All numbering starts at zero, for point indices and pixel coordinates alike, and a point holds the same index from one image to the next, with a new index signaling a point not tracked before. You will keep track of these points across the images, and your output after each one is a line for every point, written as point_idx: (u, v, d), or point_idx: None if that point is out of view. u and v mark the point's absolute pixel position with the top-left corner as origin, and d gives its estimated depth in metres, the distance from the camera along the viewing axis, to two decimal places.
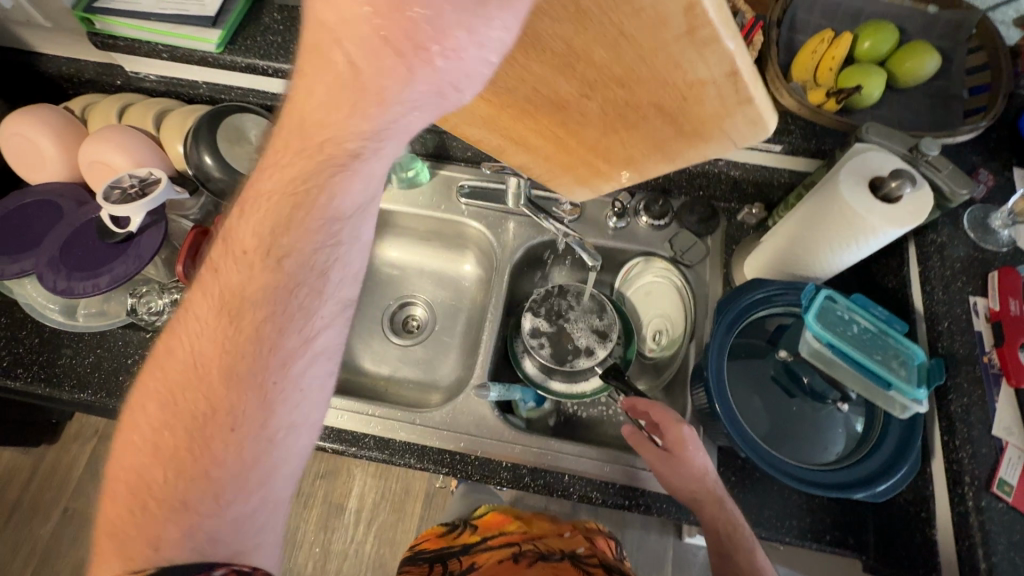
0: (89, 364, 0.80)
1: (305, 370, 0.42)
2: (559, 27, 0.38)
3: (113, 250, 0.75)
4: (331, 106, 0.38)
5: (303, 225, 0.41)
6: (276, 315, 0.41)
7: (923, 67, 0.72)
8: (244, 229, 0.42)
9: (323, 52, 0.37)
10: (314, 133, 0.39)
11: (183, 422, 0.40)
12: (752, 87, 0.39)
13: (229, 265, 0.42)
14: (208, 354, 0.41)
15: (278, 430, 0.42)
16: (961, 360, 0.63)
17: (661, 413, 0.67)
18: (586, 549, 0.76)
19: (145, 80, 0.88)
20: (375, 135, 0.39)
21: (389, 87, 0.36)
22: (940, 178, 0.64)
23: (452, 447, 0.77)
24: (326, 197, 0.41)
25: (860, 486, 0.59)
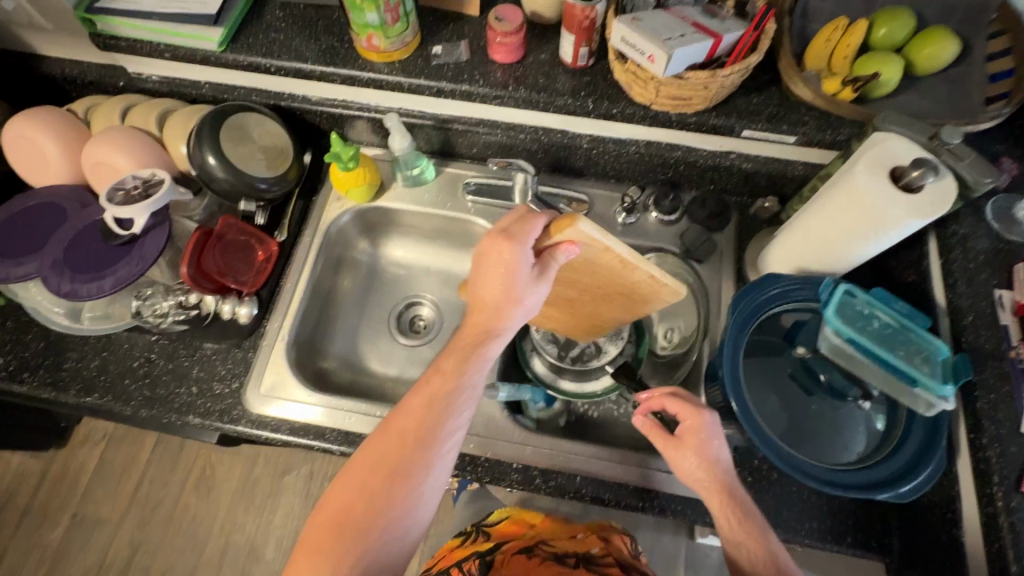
0: (96, 367, 0.80)
1: (443, 458, 0.52)
2: (569, 252, 0.55)
3: (115, 251, 0.74)
4: (497, 292, 0.53)
5: (477, 357, 0.54)
6: (434, 444, 0.52)
7: (942, 53, 0.70)
8: (451, 349, 0.55)
9: (498, 254, 0.53)
10: (481, 314, 0.54)
11: (373, 485, 0.50)
12: (671, 282, 0.60)
13: (412, 404, 0.53)
14: (404, 444, 0.51)
15: (421, 502, 0.51)
16: (987, 355, 0.60)
17: (675, 399, 0.62)
18: (599, 549, 0.77)
19: (147, 81, 0.87)
20: (511, 305, 0.54)
21: (515, 298, 0.53)
22: (962, 168, 0.62)
23: (459, 448, 0.75)
24: (479, 296, 0.54)
25: (882, 487, 0.58)
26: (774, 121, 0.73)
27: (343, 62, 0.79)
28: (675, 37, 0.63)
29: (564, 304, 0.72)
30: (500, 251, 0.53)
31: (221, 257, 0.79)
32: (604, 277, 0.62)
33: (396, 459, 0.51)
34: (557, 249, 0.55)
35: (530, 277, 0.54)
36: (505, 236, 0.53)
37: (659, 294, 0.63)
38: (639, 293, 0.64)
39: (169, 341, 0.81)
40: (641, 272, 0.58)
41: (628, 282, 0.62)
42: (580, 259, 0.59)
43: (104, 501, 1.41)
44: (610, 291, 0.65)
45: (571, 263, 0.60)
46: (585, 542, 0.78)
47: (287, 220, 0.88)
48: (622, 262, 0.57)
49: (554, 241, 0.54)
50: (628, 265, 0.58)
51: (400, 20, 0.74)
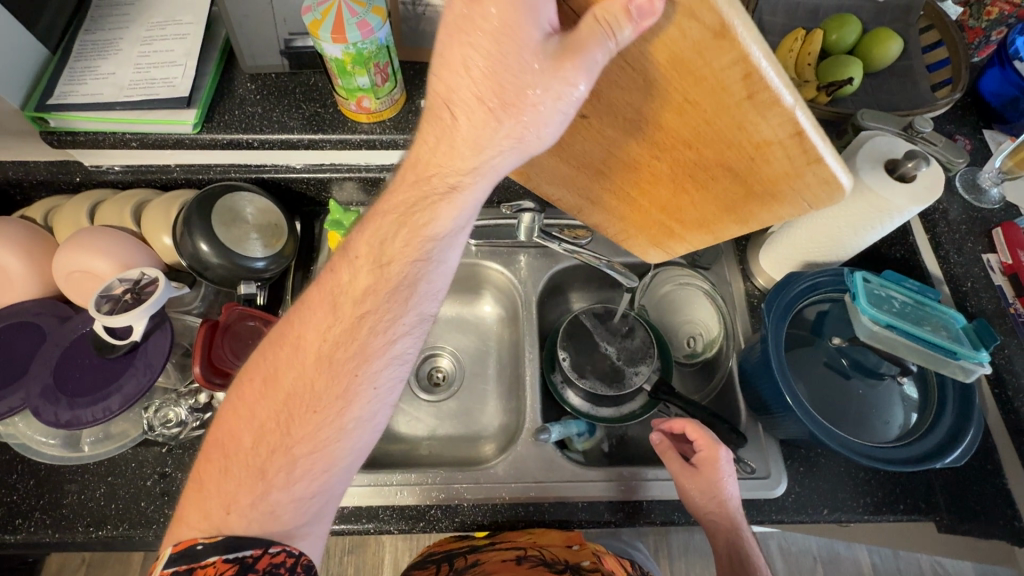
0: (102, 495, 0.71)
1: (385, 366, 0.52)
2: (643, 15, 0.35)
3: (115, 365, 0.68)
4: (498, 75, 0.38)
5: (432, 213, 0.47)
6: (377, 315, 0.50)
7: (889, 51, 0.77)
8: (392, 200, 0.49)
9: (466, 9, 0.37)
10: (441, 112, 0.42)
11: (284, 399, 0.50)
12: (820, 143, 0.39)
13: (343, 269, 0.51)
14: (330, 326, 0.50)
15: (360, 418, 0.51)
16: (993, 315, 0.68)
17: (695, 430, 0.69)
18: (589, 562, 0.68)
19: (109, 173, 0.81)
20: (503, 100, 0.39)
21: (508, 79, 0.38)
22: (936, 152, 0.68)
23: (522, 498, 0.73)
24: (457, 91, 0.40)
25: (934, 456, 0.62)
26: None
27: (331, 127, 0.77)
28: None
29: (639, 176, 0.54)
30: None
31: (232, 349, 0.74)
32: (702, 124, 0.43)
33: (310, 373, 0.50)
34: (619, 27, 0.35)
35: (545, 48, 0.37)
36: None
37: (792, 180, 0.44)
38: (758, 176, 0.45)
39: (184, 450, 0.74)
40: (771, 117, 0.39)
41: (749, 144, 0.42)
42: (661, 52, 0.38)
43: None
44: (708, 163, 0.47)
45: (652, 69, 0.40)
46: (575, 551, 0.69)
47: (288, 298, 0.83)
48: (746, 79, 0.36)
49: (615, 4, 0.35)
50: (753, 101, 0.38)
51: (389, 80, 0.73)
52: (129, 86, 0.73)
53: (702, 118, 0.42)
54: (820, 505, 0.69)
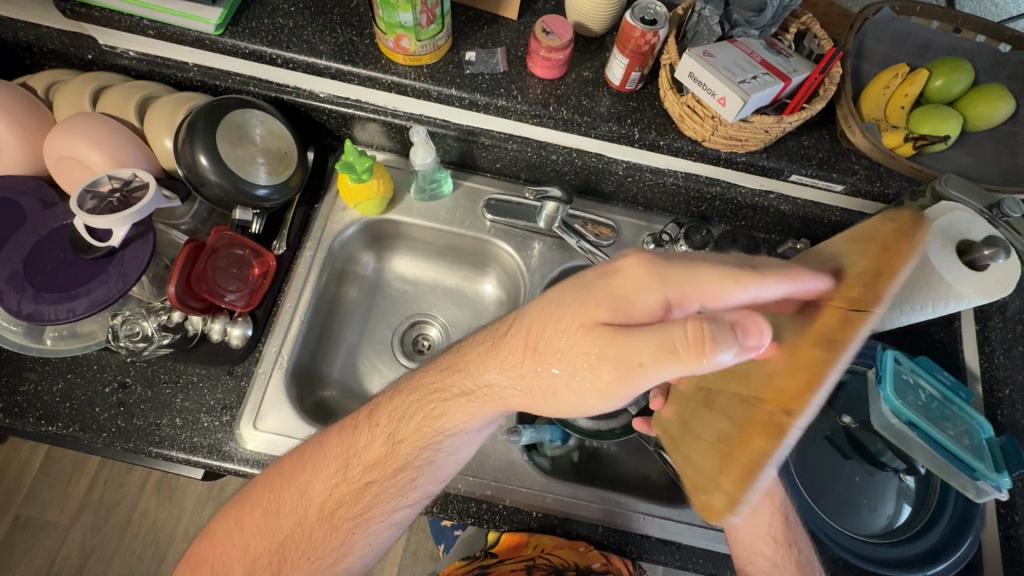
0: (58, 392, 0.70)
1: (379, 529, 0.58)
2: (742, 349, 0.38)
3: (89, 266, 0.64)
4: (588, 341, 0.45)
5: (446, 419, 0.55)
6: (384, 497, 0.57)
7: (996, 111, 0.68)
8: (419, 390, 0.58)
9: (597, 296, 0.47)
10: (534, 347, 0.50)
11: (281, 538, 0.58)
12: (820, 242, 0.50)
13: (367, 440, 0.58)
14: (342, 490, 0.57)
15: (352, 565, 0.58)
16: (1022, 432, 0.62)
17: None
18: (599, 564, 0.71)
19: (122, 57, 0.74)
20: (571, 363, 0.47)
21: (586, 352, 0.45)
22: (1021, 242, 0.59)
23: (477, 494, 0.71)
24: (551, 337, 0.48)
25: (914, 565, 0.59)
26: (824, 168, 0.70)
27: (363, 61, 0.70)
28: (749, 79, 0.58)
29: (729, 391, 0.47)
30: (640, 286, 0.46)
31: (212, 274, 0.70)
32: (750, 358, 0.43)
33: (313, 523, 0.58)
34: (693, 364, 0.39)
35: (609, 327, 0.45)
36: (639, 262, 0.47)
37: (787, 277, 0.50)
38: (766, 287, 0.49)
39: (148, 365, 0.72)
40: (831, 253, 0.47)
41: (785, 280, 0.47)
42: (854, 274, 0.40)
43: (55, 501, 1.33)
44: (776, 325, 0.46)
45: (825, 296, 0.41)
46: (583, 552, 0.72)
47: (285, 231, 0.78)
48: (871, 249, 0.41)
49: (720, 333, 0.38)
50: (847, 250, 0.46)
51: (435, 22, 0.65)
52: None
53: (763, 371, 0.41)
54: None
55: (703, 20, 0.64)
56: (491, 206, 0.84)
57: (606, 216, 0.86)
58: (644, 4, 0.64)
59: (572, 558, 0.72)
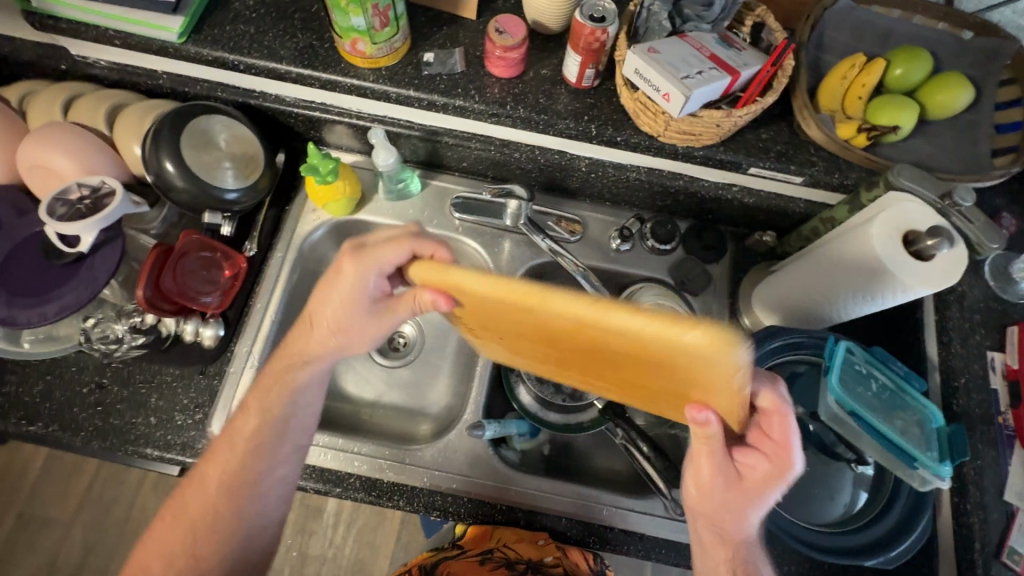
0: (38, 393, 0.72)
1: (270, 487, 0.60)
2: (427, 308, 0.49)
3: (60, 272, 0.67)
4: (341, 314, 0.58)
5: (296, 384, 0.61)
6: (262, 458, 0.60)
7: (955, 100, 0.67)
8: (268, 370, 0.62)
9: (332, 283, 0.57)
10: (309, 325, 0.60)
11: (190, 526, 0.58)
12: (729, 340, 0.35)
13: (243, 418, 0.61)
14: (231, 463, 0.59)
15: (256, 530, 0.60)
16: (977, 420, 0.63)
17: (782, 425, 0.49)
18: (552, 556, 0.72)
19: (93, 66, 0.76)
20: (315, 326, 0.59)
21: (315, 326, 0.59)
22: (971, 230, 0.61)
23: (443, 487, 0.73)
24: (316, 310, 0.59)
25: (869, 551, 0.58)
26: (782, 160, 0.70)
27: (323, 65, 0.71)
28: (693, 74, 0.58)
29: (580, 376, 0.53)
30: (341, 277, 0.56)
31: (181, 277, 0.72)
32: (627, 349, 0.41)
33: (214, 500, 0.59)
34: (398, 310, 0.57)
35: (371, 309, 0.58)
36: (347, 251, 0.57)
37: (699, 371, 0.39)
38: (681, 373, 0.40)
39: (124, 366, 0.74)
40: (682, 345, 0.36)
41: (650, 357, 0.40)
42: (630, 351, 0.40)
43: (56, 498, 1.38)
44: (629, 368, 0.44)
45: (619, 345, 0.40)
46: (538, 548, 0.72)
47: (256, 233, 0.80)
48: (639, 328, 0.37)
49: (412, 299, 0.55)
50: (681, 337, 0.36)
51: (390, 25, 0.66)
52: None
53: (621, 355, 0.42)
54: None
55: (653, 16, 0.65)
56: (458, 205, 0.85)
57: (572, 211, 0.87)
58: (593, 1, 0.64)
59: (528, 551, 0.72)
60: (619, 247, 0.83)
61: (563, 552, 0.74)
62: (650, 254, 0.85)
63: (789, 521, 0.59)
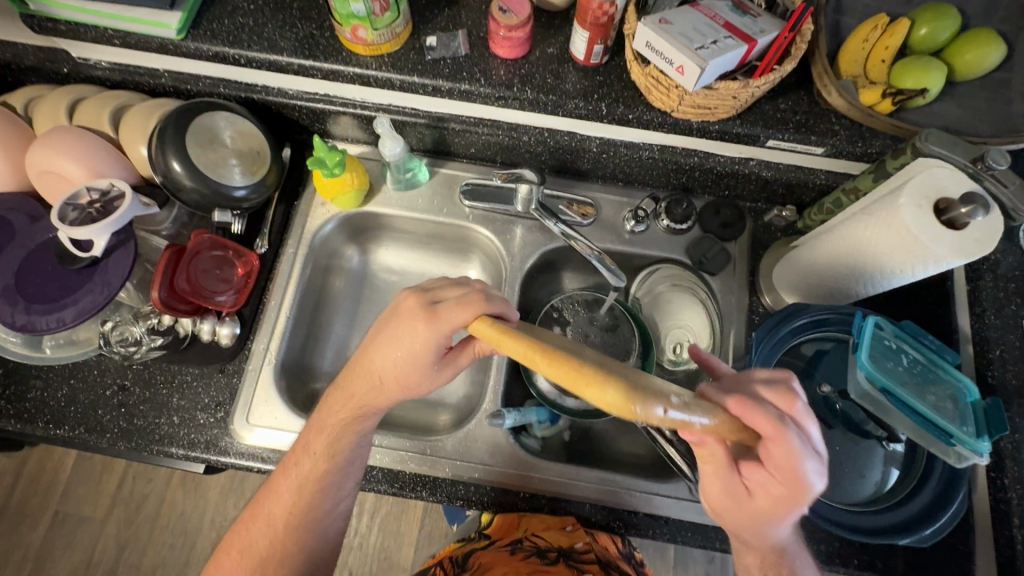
0: (63, 397, 0.73)
1: (330, 520, 0.61)
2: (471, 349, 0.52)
3: (75, 276, 0.67)
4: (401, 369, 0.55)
5: (362, 426, 0.60)
6: (325, 494, 0.60)
7: (985, 59, 0.64)
8: (329, 413, 0.60)
9: (394, 337, 0.54)
10: (368, 375, 0.57)
11: (259, 561, 0.58)
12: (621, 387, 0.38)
13: (303, 458, 0.60)
14: (296, 500, 0.59)
15: (324, 561, 0.61)
16: (1014, 393, 0.61)
17: (782, 456, 0.44)
18: (582, 543, 0.69)
19: (96, 68, 0.76)
20: (377, 378, 0.57)
21: (377, 378, 0.57)
22: (1005, 196, 0.58)
23: (464, 477, 0.73)
24: (383, 370, 0.56)
25: (904, 530, 0.57)
26: (802, 131, 0.67)
27: (324, 55, 0.70)
28: (708, 44, 0.56)
29: None
30: (409, 328, 0.53)
31: (195, 277, 0.72)
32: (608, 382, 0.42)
33: (279, 536, 0.59)
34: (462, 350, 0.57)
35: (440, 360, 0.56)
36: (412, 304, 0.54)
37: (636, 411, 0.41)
38: None
39: (144, 367, 0.75)
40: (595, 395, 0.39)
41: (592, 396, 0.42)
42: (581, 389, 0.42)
43: (89, 497, 1.41)
44: None
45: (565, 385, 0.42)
46: (567, 533, 0.70)
47: (267, 230, 0.80)
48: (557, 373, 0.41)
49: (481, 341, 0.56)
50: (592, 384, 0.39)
51: (391, 9, 0.65)
52: None
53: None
54: None
55: None
56: (466, 192, 0.83)
57: (584, 193, 0.85)
58: None
59: (557, 539, 0.70)
60: (633, 230, 0.82)
61: (595, 540, 0.71)
62: (666, 235, 0.83)
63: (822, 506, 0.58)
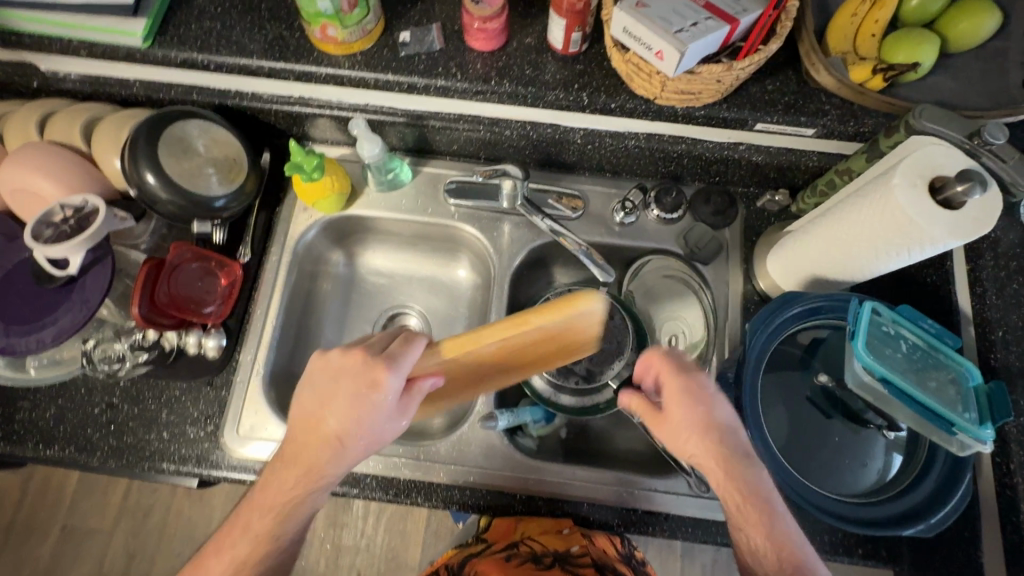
0: (52, 417, 0.72)
1: None
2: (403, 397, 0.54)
3: (54, 295, 0.66)
4: (344, 418, 0.53)
5: (310, 496, 0.55)
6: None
7: (980, 27, 0.61)
8: (267, 493, 0.55)
9: (334, 381, 0.54)
10: (317, 430, 0.54)
11: None
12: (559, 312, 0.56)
13: (240, 538, 0.54)
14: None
15: None
16: (1017, 374, 0.60)
17: (674, 375, 0.54)
18: (579, 547, 0.66)
19: (65, 81, 0.73)
20: (326, 438, 0.54)
21: (325, 434, 0.54)
22: (1004, 169, 0.56)
23: (459, 482, 0.72)
24: (344, 425, 0.53)
25: (909, 520, 0.56)
26: (791, 112, 0.65)
27: (295, 56, 0.68)
28: (687, 27, 0.53)
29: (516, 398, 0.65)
30: (347, 373, 0.54)
31: (178, 290, 0.71)
32: (547, 356, 0.62)
33: None
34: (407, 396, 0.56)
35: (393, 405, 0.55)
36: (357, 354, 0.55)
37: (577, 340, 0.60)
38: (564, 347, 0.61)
39: (131, 384, 0.74)
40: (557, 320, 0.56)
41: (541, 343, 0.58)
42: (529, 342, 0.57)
43: (94, 511, 1.41)
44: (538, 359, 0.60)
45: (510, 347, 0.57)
46: (563, 537, 0.67)
47: (249, 238, 0.78)
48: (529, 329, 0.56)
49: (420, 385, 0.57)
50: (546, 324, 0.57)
51: (359, 6, 0.63)
52: None
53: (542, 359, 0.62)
54: None
55: None
56: (452, 190, 0.81)
57: (571, 186, 0.83)
58: None
59: (554, 542, 0.67)
60: (623, 221, 0.80)
61: (593, 542, 0.68)
62: (657, 225, 0.81)
63: (825, 500, 0.57)
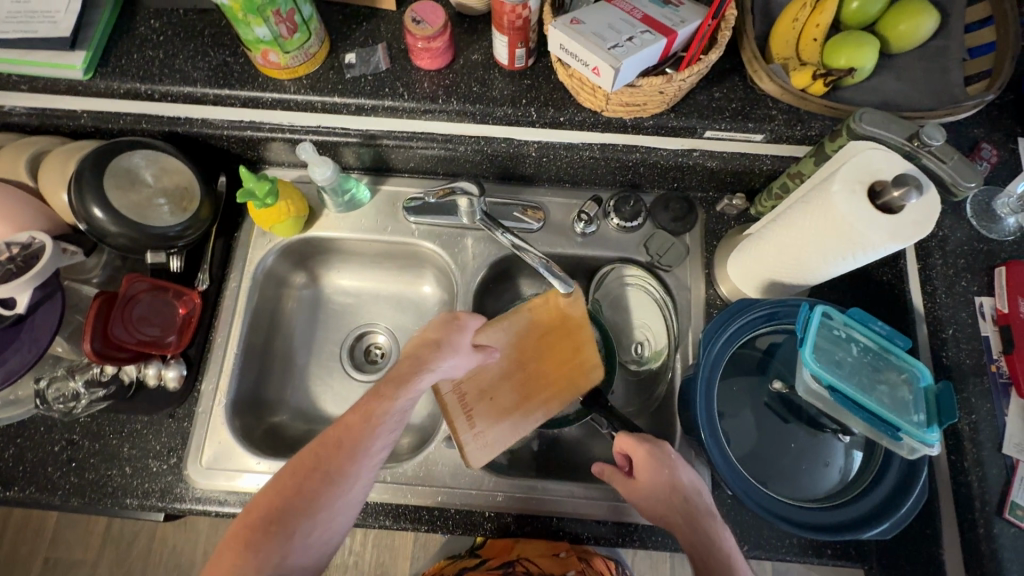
0: (11, 457, 0.71)
1: None
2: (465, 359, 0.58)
3: (1, 336, 0.64)
4: (396, 386, 0.51)
5: (317, 499, 0.49)
6: None
7: (920, 28, 0.62)
8: (268, 495, 0.49)
9: (413, 354, 0.54)
10: (355, 418, 0.51)
11: None
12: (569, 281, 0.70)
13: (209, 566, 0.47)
14: None
15: None
16: (969, 371, 0.61)
17: (641, 446, 0.59)
18: (575, 571, 0.72)
19: (12, 115, 0.72)
20: (370, 419, 0.50)
21: (371, 418, 0.50)
22: (943, 170, 0.56)
23: (428, 503, 0.71)
24: (433, 364, 0.54)
25: (868, 523, 0.56)
26: (738, 119, 0.65)
27: (239, 82, 0.67)
28: (623, 42, 0.53)
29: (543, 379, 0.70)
30: (427, 337, 0.56)
31: (132, 325, 0.69)
32: (569, 357, 0.71)
33: None
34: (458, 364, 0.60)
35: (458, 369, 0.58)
36: (447, 317, 0.58)
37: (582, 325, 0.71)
38: (574, 327, 0.71)
39: (91, 419, 0.73)
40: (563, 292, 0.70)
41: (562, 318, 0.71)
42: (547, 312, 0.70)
43: (77, 541, 1.40)
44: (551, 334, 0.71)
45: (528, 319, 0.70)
46: (561, 562, 0.72)
47: (207, 265, 0.78)
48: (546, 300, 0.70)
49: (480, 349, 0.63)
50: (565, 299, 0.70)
51: (299, 30, 0.62)
52: (7, 20, 0.65)
53: (565, 353, 0.71)
54: (739, 542, 0.65)
55: None
56: (412, 208, 0.80)
57: (532, 198, 0.83)
58: None
59: (551, 566, 0.72)
60: (584, 231, 0.79)
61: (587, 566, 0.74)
62: (617, 233, 0.80)
63: (786, 508, 0.57)
